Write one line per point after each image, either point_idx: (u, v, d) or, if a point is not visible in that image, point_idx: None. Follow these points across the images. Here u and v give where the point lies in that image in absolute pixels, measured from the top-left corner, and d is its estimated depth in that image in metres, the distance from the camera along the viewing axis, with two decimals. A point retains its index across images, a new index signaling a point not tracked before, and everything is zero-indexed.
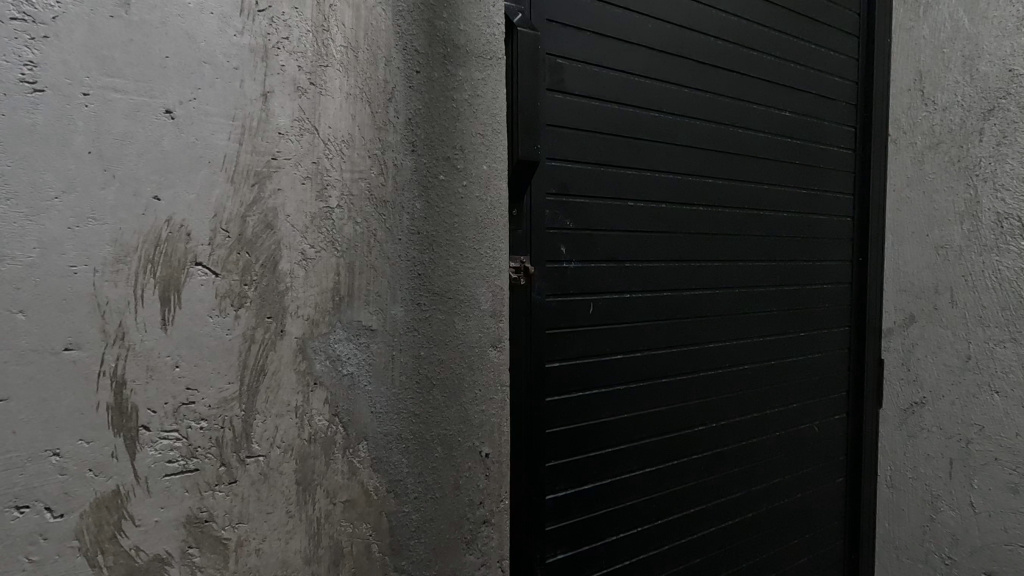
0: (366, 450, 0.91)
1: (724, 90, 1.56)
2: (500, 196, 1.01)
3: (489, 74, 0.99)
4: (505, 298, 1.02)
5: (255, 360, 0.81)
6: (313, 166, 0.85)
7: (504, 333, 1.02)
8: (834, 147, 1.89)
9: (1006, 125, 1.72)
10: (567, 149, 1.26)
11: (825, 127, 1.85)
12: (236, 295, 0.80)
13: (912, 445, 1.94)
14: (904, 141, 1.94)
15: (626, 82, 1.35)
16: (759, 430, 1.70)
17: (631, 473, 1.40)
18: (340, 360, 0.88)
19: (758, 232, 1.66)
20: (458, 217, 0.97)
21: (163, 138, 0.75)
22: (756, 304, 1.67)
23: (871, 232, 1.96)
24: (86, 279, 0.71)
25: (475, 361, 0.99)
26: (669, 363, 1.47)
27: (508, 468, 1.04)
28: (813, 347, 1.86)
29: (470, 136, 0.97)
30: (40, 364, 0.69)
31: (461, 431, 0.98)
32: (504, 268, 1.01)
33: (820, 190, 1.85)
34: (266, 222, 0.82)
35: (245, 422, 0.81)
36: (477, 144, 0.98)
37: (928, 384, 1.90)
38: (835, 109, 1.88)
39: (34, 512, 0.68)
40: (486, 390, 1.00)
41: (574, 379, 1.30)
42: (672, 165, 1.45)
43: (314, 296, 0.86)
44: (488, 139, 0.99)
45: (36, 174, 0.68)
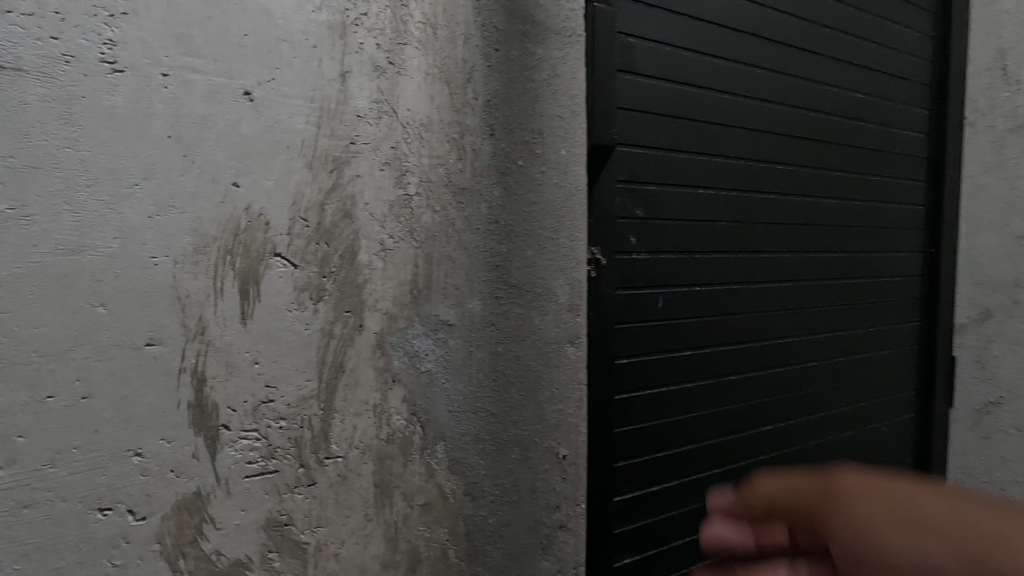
0: (443, 451, 0.88)
1: (797, 70, 1.46)
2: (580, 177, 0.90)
3: (568, 52, 0.89)
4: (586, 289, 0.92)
5: (334, 356, 0.77)
6: (391, 151, 0.80)
7: (584, 329, 0.91)
8: (908, 130, 1.78)
9: None
10: (638, 133, 1.19)
11: (898, 110, 1.74)
12: (315, 287, 0.76)
13: (986, 447, 1.83)
14: (982, 124, 1.81)
15: (698, 63, 1.27)
16: (827, 432, 1.61)
17: (699, 474, 1.34)
18: (418, 356, 0.85)
19: (828, 223, 1.57)
20: (537, 204, 0.89)
21: (242, 122, 0.71)
22: (826, 298, 1.58)
23: (944, 221, 1.85)
24: (166, 271, 0.67)
25: (552, 358, 0.90)
26: (736, 360, 1.40)
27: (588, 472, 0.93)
28: (882, 346, 1.76)
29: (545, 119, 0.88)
30: (121, 360, 0.65)
31: (539, 432, 0.90)
32: (584, 259, 0.91)
33: (892, 177, 1.74)
34: (344, 211, 0.77)
35: (324, 421, 0.77)
36: (556, 125, 0.89)
37: (1006, 383, 1.77)
38: (910, 92, 1.77)
39: (117, 514, 0.65)
40: (563, 389, 0.91)
41: (643, 376, 1.24)
42: (742, 151, 1.37)
43: (392, 289, 0.81)
44: (568, 120, 0.89)
45: (116, 161, 0.64)
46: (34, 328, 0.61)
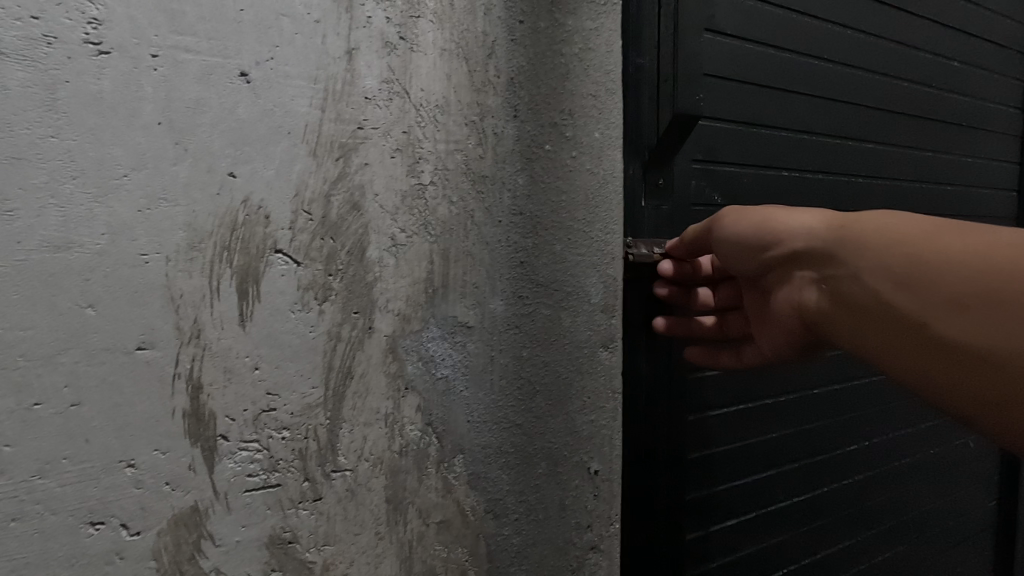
0: (462, 466, 0.79)
1: (885, 37, 1.34)
2: (595, 175, 0.84)
3: (603, 23, 0.83)
4: (620, 288, 0.87)
5: (341, 361, 0.71)
6: (404, 136, 0.73)
7: (618, 331, 0.87)
8: (999, 106, 1.65)
9: None
10: (716, 104, 1.09)
11: (990, 83, 1.61)
12: (320, 286, 0.69)
13: None
14: None
15: (781, 27, 1.16)
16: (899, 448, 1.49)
17: (769, 503, 1.23)
18: (433, 361, 0.76)
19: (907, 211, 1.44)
20: (566, 195, 0.82)
21: (239, 105, 0.65)
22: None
23: None
24: (158, 270, 0.62)
25: (583, 365, 0.85)
26: (802, 378, 1.29)
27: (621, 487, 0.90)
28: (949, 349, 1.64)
29: (554, 109, 0.81)
30: (112, 365, 0.61)
31: (565, 444, 0.85)
32: (618, 254, 0.86)
33: (981, 158, 1.62)
34: (352, 202, 0.70)
35: (331, 431, 0.71)
36: (589, 107, 0.83)
37: None
38: (998, 62, 1.61)
39: (110, 529, 0.61)
40: (596, 398, 0.86)
41: (703, 389, 1.13)
42: (825, 126, 1.26)
43: (406, 288, 0.74)
44: (601, 100, 0.84)
45: (103, 150, 0.60)
46: (19, 331, 0.57)
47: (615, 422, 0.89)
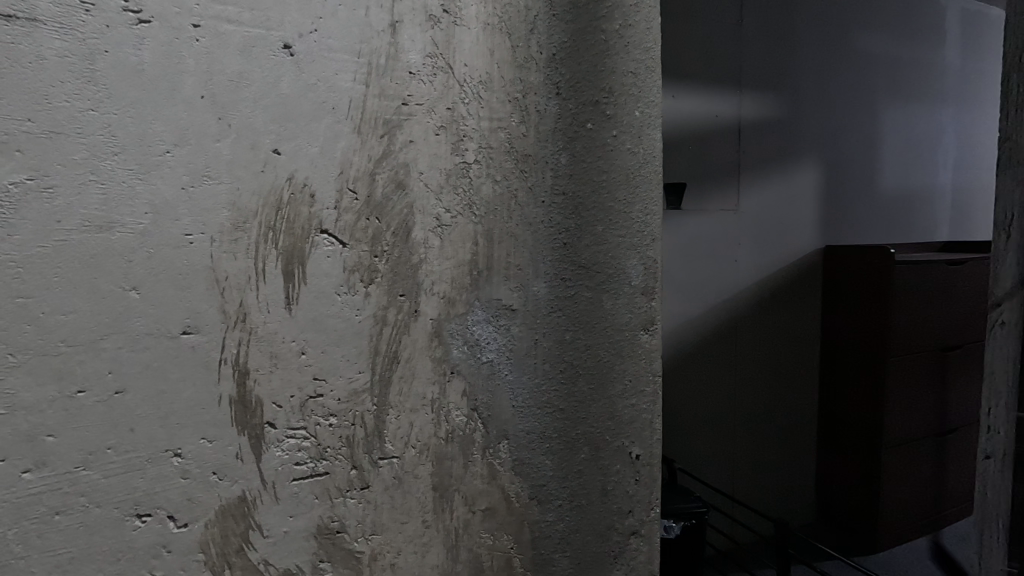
0: (507, 451, 0.77)
1: None
2: (635, 154, 0.82)
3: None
4: (660, 271, 0.86)
5: (387, 346, 0.69)
6: (448, 113, 0.71)
7: (658, 314, 0.85)
8: None
9: None
10: None
11: None
12: (366, 269, 0.67)
13: None
14: None
15: None
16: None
17: None
18: (478, 345, 0.74)
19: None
20: (607, 174, 0.81)
21: (282, 80, 0.62)
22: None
23: None
24: (202, 251, 0.59)
25: (625, 348, 0.84)
26: None
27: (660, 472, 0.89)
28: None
29: (593, 88, 0.79)
30: (157, 350, 0.58)
31: (606, 428, 0.84)
32: (657, 234, 0.84)
33: None
34: (396, 181, 0.68)
35: (377, 418, 0.69)
36: (629, 84, 0.81)
37: None
38: None
39: (157, 521, 0.59)
40: (637, 382, 0.85)
41: None
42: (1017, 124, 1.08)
43: (450, 270, 0.72)
44: (642, 77, 0.82)
45: (144, 125, 0.57)
46: (61, 316, 0.54)
47: (656, 406, 0.88)
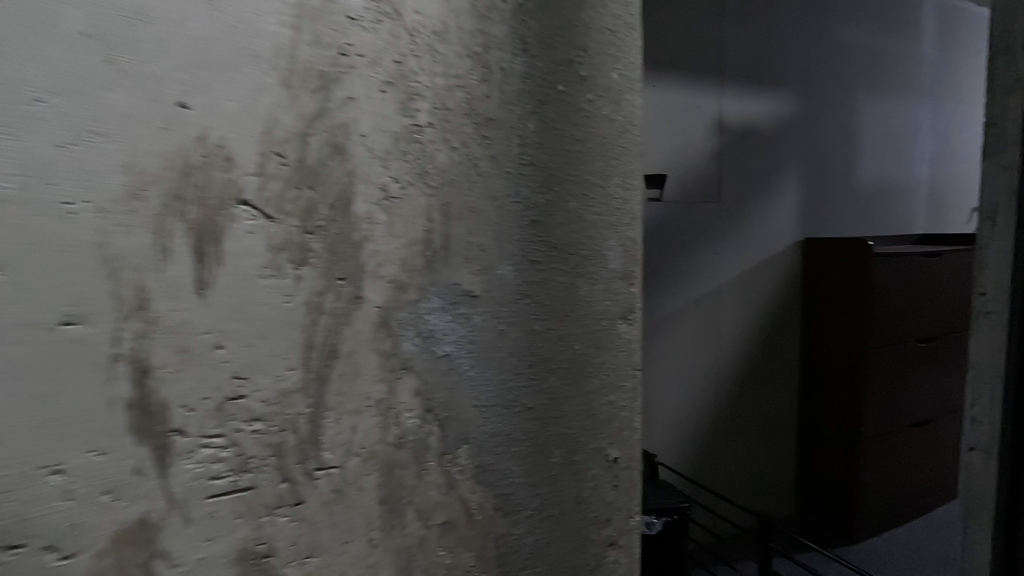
0: (468, 458, 0.68)
1: None
2: (611, 124, 0.74)
3: None
4: (639, 252, 0.78)
5: (325, 338, 0.59)
6: (395, 66, 0.61)
7: (637, 301, 0.78)
8: None
9: None
10: None
11: None
12: (297, 247, 0.57)
13: None
14: None
15: None
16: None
17: None
18: (434, 336, 0.65)
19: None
20: (582, 143, 0.72)
21: (190, 18, 0.52)
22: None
23: None
24: (88, 223, 0.48)
25: (602, 339, 0.75)
26: None
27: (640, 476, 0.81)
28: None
29: (564, 47, 0.70)
30: (30, 345, 0.47)
31: (581, 429, 0.75)
32: (635, 213, 0.77)
33: None
34: (334, 144, 0.58)
35: (313, 422, 0.59)
36: (605, 43, 0.73)
37: None
38: None
39: (31, 553, 0.48)
40: (614, 376, 0.77)
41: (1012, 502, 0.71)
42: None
43: (401, 250, 0.62)
44: (619, 37, 0.74)
45: (13, 67, 0.45)
46: None
47: (635, 403, 0.80)
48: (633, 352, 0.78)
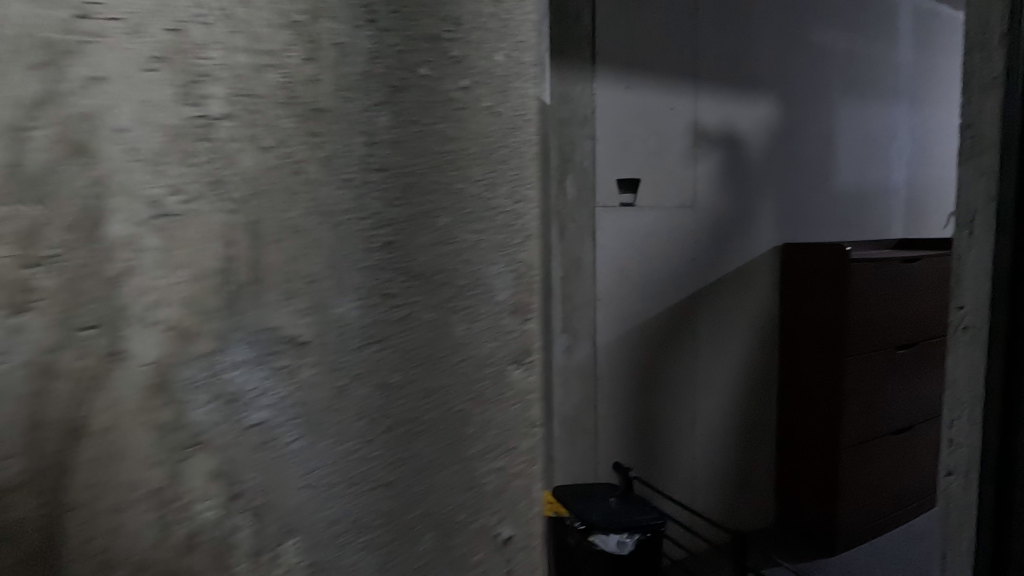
0: (296, 556, 0.52)
1: None
2: (497, 109, 0.58)
3: None
4: (534, 280, 0.63)
5: (59, 411, 0.42)
6: (173, 36, 0.44)
7: (533, 340, 0.63)
8: None
9: None
10: None
11: None
12: (14, 284, 0.41)
13: None
14: None
15: None
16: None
17: None
18: (241, 400, 0.48)
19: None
20: (454, 142, 0.56)
21: None
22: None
23: None
24: None
25: (485, 390, 0.60)
26: None
27: (540, 552, 0.66)
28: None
29: (422, 14, 0.54)
30: None
31: (461, 502, 0.60)
32: (529, 231, 0.62)
33: None
34: (72, 141, 0.42)
35: (45, 528, 0.42)
36: (484, 19, 0.58)
37: None
38: None
39: None
40: (502, 434, 0.61)
41: None
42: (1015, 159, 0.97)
43: (187, 286, 0.46)
44: (502, 12, 0.59)
45: None
46: None
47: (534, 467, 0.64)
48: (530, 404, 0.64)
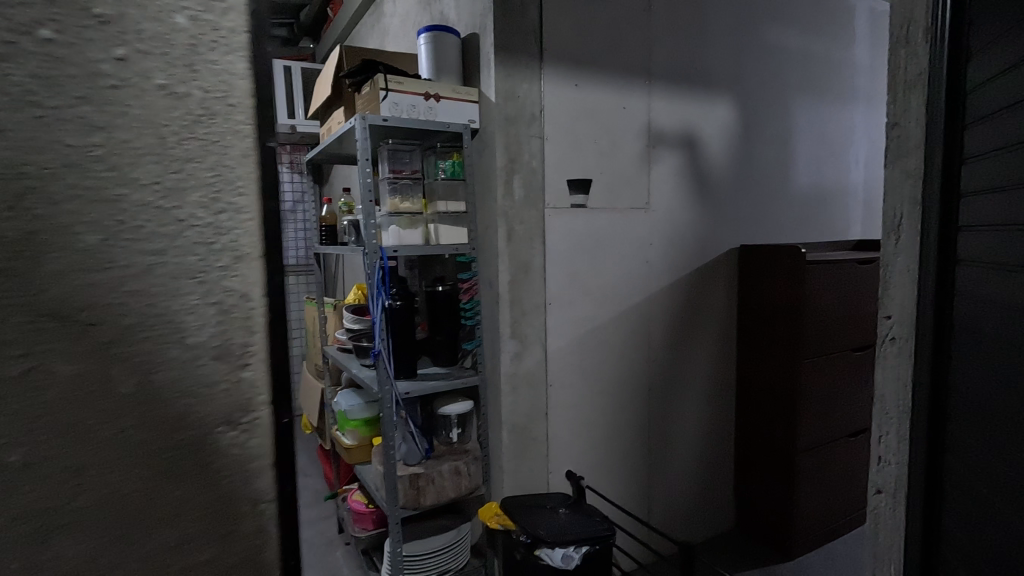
0: None
1: None
2: (188, 151, 0.81)
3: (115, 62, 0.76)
4: (150, 344, 0.81)
5: None
6: None
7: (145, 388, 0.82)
8: (979, 127, 1.34)
9: (987, 73, 1.31)
10: None
11: (991, 95, 1.29)
12: None
13: (946, 506, 1.47)
14: (904, 113, 1.58)
15: None
16: (1007, 436, 1.25)
17: None
18: None
19: (1013, 224, 1.22)
20: (46, 242, 0.74)
21: None
22: (967, 311, 1.39)
23: (952, 229, 1.43)
24: None
25: (92, 426, 0.79)
26: None
27: (160, 560, 0.84)
28: (891, 359, 1.64)
29: (83, 82, 0.75)
30: None
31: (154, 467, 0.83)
32: (139, 307, 0.80)
33: (977, 193, 1.34)
34: None
35: None
36: (89, 147, 0.76)
37: (963, 445, 1.40)
38: (996, 68, 1.28)
39: None
40: (105, 463, 0.80)
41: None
42: None
43: None
44: (108, 140, 0.77)
45: None
46: None
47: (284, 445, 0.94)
48: (256, 395, 0.89)
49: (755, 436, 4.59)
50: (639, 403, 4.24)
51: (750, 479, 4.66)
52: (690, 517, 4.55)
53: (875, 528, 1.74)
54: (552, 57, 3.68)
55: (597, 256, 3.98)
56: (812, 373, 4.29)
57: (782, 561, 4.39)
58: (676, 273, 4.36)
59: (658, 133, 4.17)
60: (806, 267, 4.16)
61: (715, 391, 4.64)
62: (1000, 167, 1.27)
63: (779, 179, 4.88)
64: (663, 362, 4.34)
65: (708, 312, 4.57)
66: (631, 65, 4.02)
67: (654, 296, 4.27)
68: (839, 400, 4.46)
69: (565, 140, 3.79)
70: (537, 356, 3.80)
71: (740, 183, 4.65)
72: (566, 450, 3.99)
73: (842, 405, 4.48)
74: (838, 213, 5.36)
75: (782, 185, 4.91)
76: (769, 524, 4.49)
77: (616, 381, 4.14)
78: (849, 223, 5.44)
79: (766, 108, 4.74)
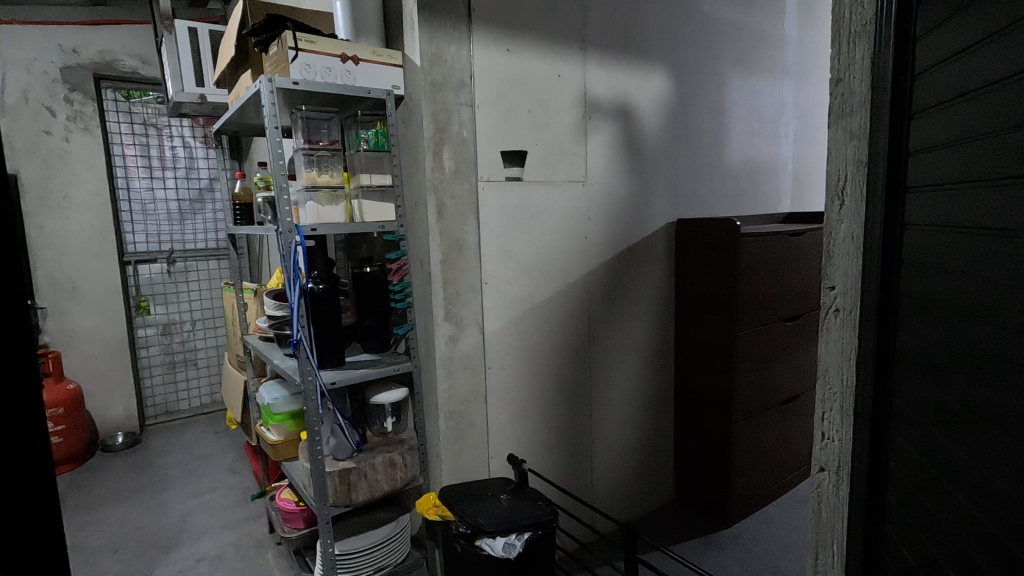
0: None
1: None
2: None
3: None
4: None
5: None
6: None
7: None
8: (927, 81, 1.24)
9: (935, 21, 1.21)
10: None
11: (941, 42, 1.19)
12: None
13: (890, 478, 1.41)
14: (850, 67, 1.47)
15: None
16: (953, 409, 1.17)
17: None
18: None
19: (965, 181, 1.13)
20: None
21: None
22: (913, 279, 1.31)
23: (897, 194, 1.35)
24: None
25: None
26: None
27: None
28: (834, 330, 1.57)
29: None
30: None
31: None
32: None
33: (927, 150, 1.25)
34: None
35: None
36: None
37: (907, 414, 1.34)
38: (947, 15, 1.17)
39: None
40: None
41: None
42: None
43: None
44: None
45: None
46: None
47: None
48: None
49: (693, 406, 4.63)
50: (579, 383, 4.15)
51: (689, 451, 4.70)
52: (631, 491, 4.56)
53: (817, 505, 1.68)
54: (480, 19, 3.43)
55: (533, 232, 3.81)
56: (747, 344, 4.33)
57: (720, 527, 4.47)
58: (615, 248, 4.27)
59: (593, 104, 4.02)
60: (740, 239, 4.17)
61: (653, 368, 4.62)
62: (950, 122, 1.17)
63: (712, 154, 4.87)
64: (602, 338, 4.26)
65: (644, 288, 4.51)
66: (564, 31, 3.81)
67: (593, 272, 4.17)
68: (771, 369, 4.55)
69: (496, 109, 3.56)
70: (474, 339, 3.61)
71: (676, 157, 4.59)
72: (506, 434, 3.84)
73: (775, 375, 4.57)
74: (768, 186, 5.44)
75: (716, 159, 4.91)
76: (706, 492, 4.58)
77: (556, 362, 4.02)
78: (779, 196, 5.54)
79: (701, 81, 4.68)
